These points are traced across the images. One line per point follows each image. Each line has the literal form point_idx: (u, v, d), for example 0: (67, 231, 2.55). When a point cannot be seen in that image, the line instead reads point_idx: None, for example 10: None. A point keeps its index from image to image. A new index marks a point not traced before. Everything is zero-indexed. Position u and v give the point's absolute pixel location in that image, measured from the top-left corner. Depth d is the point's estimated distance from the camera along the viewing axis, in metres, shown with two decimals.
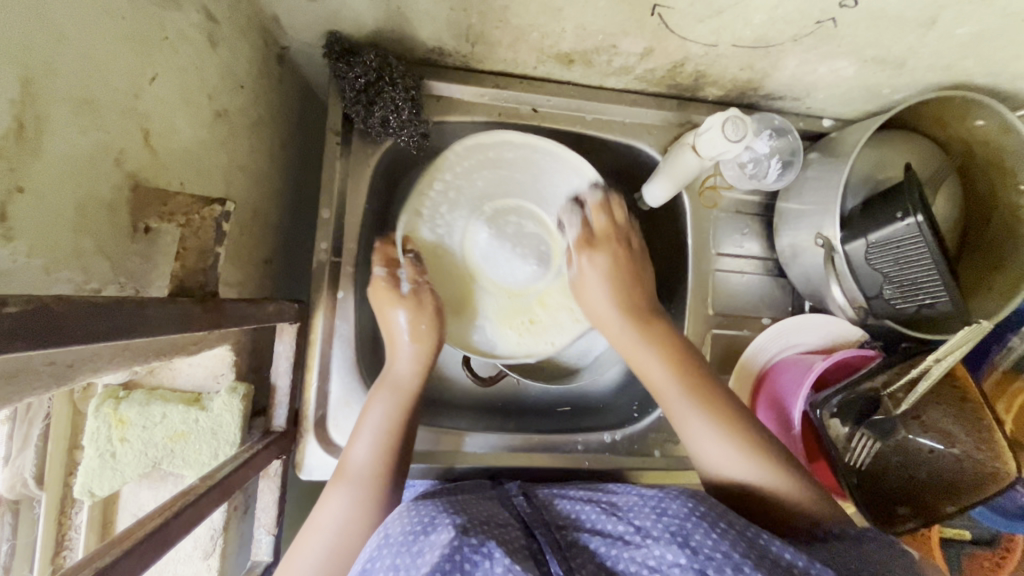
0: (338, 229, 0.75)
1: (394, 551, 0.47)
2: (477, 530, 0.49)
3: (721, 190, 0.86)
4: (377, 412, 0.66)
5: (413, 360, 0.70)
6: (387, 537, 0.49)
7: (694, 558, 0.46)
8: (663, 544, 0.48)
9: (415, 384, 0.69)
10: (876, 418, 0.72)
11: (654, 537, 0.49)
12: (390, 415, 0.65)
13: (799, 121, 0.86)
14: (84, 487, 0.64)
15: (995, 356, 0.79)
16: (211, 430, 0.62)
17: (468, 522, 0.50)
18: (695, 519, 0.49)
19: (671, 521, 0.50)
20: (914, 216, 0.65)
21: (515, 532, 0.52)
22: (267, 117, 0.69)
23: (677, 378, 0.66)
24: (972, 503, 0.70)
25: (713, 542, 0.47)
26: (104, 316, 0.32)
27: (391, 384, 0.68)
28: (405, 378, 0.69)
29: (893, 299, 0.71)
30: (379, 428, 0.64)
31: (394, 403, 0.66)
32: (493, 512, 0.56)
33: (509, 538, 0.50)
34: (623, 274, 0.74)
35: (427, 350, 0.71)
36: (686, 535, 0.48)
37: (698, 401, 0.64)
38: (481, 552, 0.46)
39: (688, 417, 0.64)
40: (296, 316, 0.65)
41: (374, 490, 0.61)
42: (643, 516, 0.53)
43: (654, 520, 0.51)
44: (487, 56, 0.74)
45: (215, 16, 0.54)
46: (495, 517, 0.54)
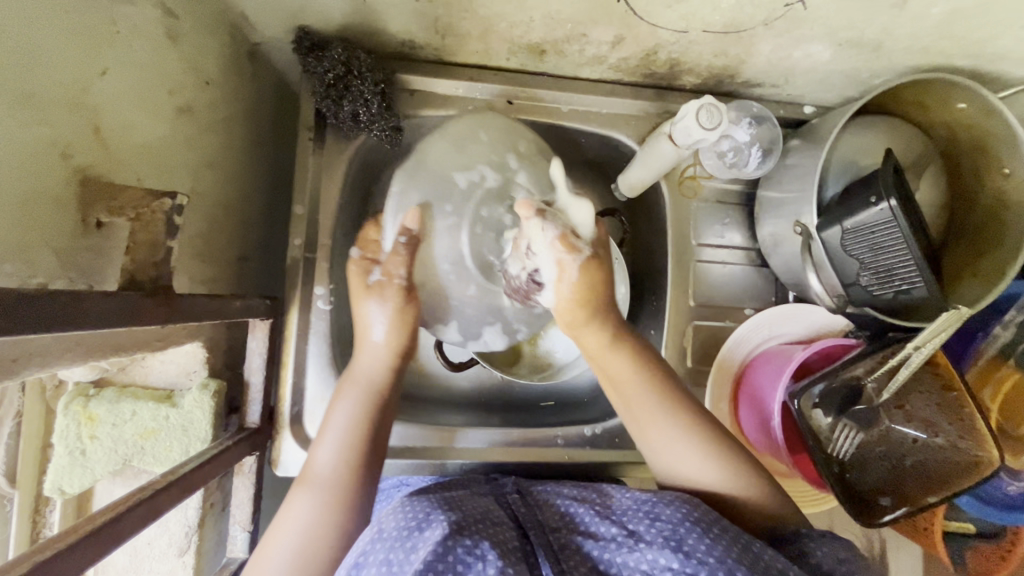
0: (312, 225, 0.75)
1: (387, 545, 0.47)
2: (470, 530, 0.48)
3: (701, 180, 0.85)
4: (343, 409, 0.63)
5: (380, 359, 0.66)
6: (380, 532, 0.49)
7: (687, 563, 0.46)
8: (656, 548, 0.48)
9: (383, 380, 0.66)
10: (857, 408, 0.71)
11: (647, 541, 0.49)
12: (356, 414, 0.63)
13: (779, 108, 0.84)
14: (55, 483, 0.65)
15: (981, 344, 0.78)
16: (182, 426, 0.63)
17: (462, 520, 0.50)
18: (690, 525, 0.50)
19: (664, 526, 0.50)
20: (887, 200, 0.64)
21: (509, 532, 0.51)
22: (237, 112, 0.69)
23: (648, 374, 0.64)
24: (954, 494, 0.67)
25: (706, 548, 0.47)
26: (36, 307, 0.32)
27: (359, 381, 0.65)
28: (372, 376, 0.66)
29: (869, 286, 0.69)
30: (344, 428, 0.62)
31: (362, 399, 0.64)
32: (488, 509, 0.54)
33: (504, 538, 0.49)
34: (603, 294, 0.63)
35: (398, 345, 0.66)
36: (680, 540, 0.48)
37: (668, 403, 0.63)
38: (474, 553, 0.45)
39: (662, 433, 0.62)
40: (268, 312, 0.65)
41: (339, 494, 0.59)
42: (636, 520, 0.52)
43: (649, 524, 0.51)
44: (458, 49, 0.74)
45: (174, 11, 0.54)
46: (489, 515, 0.53)
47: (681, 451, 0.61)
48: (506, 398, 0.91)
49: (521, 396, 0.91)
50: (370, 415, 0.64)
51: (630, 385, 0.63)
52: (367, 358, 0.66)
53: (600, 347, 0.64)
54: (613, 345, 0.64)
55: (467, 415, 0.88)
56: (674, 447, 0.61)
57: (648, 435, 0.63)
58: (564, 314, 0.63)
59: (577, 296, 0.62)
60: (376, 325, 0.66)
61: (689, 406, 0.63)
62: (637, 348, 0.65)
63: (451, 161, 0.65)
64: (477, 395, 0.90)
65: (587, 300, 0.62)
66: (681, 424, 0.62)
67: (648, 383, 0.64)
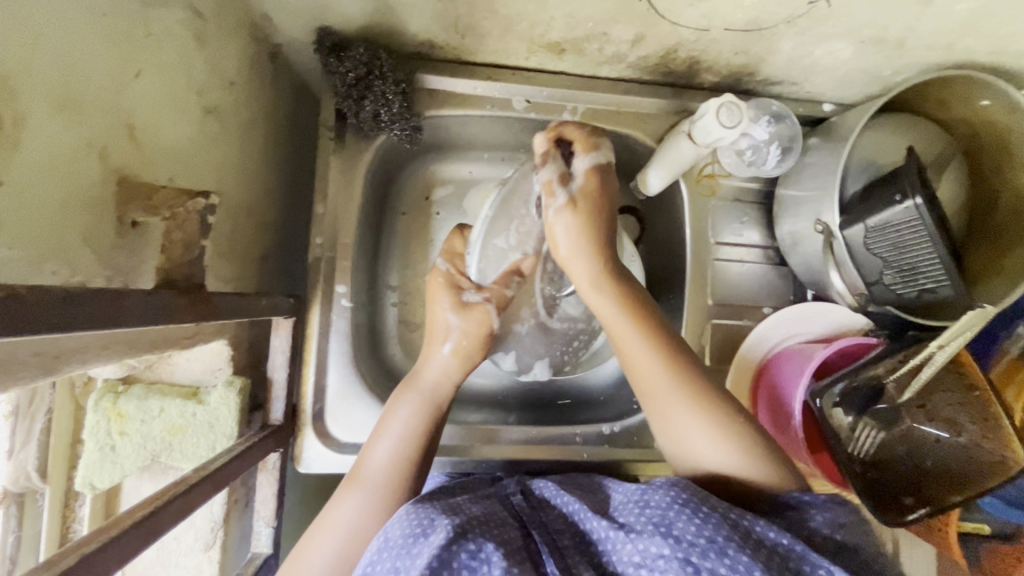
0: (333, 224, 0.76)
1: (395, 553, 0.47)
2: (475, 531, 0.49)
3: (720, 178, 0.85)
4: (402, 413, 0.63)
5: (444, 370, 0.66)
6: (387, 539, 0.49)
7: (677, 547, 0.46)
8: (647, 536, 0.48)
9: (444, 393, 0.65)
10: (879, 407, 0.71)
11: (638, 531, 0.49)
12: (413, 421, 0.62)
13: (798, 106, 0.84)
14: (86, 479, 0.66)
15: (1003, 343, 0.77)
16: (208, 423, 0.63)
17: (466, 522, 0.50)
18: (678, 507, 0.49)
19: (653, 513, 0.49)
20: (912, 199, 0.64)
21: (513, 532, 0.51)
22: (260, 113, 0.70)
23: (641, 321, 0.62)
24: (978, 494, 0.67)
25: (695, 528, 0.47)
26: (81, 305, 0.33)
27: (421, 387, 0.65)
28: (436, 386, 0.65)
29: (893, 285, 0.69)
30: (401, 434, 0.62)
31: (420, 407, 0.63)
32: (492, 509, 0.55)
33: (507, 538, 0.50)
34: (603, 218, 0.64)
35: (462, 365, 0.66)
36: (669, 524, 0.48)
37: (673, 373, 0.60)
38: (478, 557, 0.46)
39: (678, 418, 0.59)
40: (291, 311, 0.66)
41: (391, 499, 0.58)
42: (629, 512, 0.52)
43: (640, 514, 0.50)
44: (478, 48, 0.74)
45: (202, 13, 0.55)
46: (494, 516, 0.53)
47: (688, 425, 0.59)
48: (523, 396, 0.91)
49: (538, 395, 0.91)
50: (427, 421, 0.63)
51: (631, 351, 0.61)
52: (434, 366, 0.66)
53: (588, 282, 0.63)
54: (595, 285, 0.62)
55: (485, 413, 0.89)
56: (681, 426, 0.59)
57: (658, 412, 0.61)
58: (565, 264, 0.63)
59: (581, 221, 0.62)
60: (452, 324, 0.67)
61: (696, 379, 0.60)
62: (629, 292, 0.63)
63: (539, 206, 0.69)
64: (495, 393, 0.91)
65: (587, 237, 0.62)
66: (680, 390, 0.59)
67: (655, 356, 0.61)
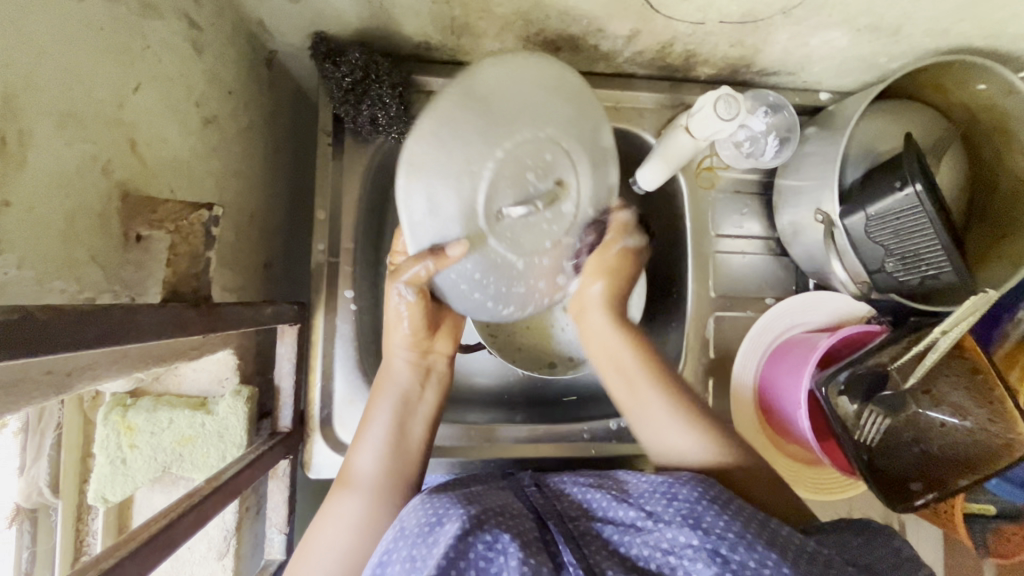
0: (334, 229, 0.76)
1: (410, 542, 0.48)
2: (490, 522, 0.49)
3: (718, 171, 0.86)
4: (381, 408, 0.65)
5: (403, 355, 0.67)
6: (402, 530, 0.50)
7: (706, 539, 0.47)
8: (676, 526, 0.48)
9: (412, 377, 0.67)
10: (884, 394, 0.72)
11: (666, 520, 0.49)
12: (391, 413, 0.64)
13: (795, 96, 0.84)
14: (98, 492, 0.66)
15: (1005, 326, 0.77)
16: (218, 433, 0.64)
17: (481, 513, 0.50)
18: (706, 503, 0.49)
19: (682, 505, 0.50)
20: (913, 185, 0.63)
21: (528, 523, 0.51)
22: (257, 120, 0.70)
23: (648, 360, 0.67)
24: (985, 476, 0.67)
25: (724, 523, 0.48)
26: (94, 323, 0.33)
27: (392, 380, 0.66)
28: (403, 372, 0.67)
29: (896, 272, 0.69)
30: (383, 429, 0.64)
31: (395, 398, 0.65)
32: (506, 501, 0.54)
33: (523, 530, 0.49)
34: (625, 289, 0.71)
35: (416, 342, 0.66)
36: (697, 517, 0.48)
37: (664, 384, 0.66)
38: (495, 548, 0.46)
39: (661, 429, 0.63)
40: (296, 318, 0.67)
41: (388, 489, 0.60)
42: (654, 501, 0.52)
43: (666, 504, 0.51)
44: (474, 48, 0.74)
45: (198, 23, 0.55)
46: (509, 507, 0.53)
47: (657, 418, 0.64)
48: (530, 394, 0.92)
49: (545, 392, 0.92)
50: (402, 411, 0.65)
51: (624, 360, 0.68)
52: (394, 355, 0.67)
53: (600, 329, 0.70)
54: (613, 327, 0.69)
55: (492, 412, 0.89)
56: (657, 414, 0.64)
57: (634, 422, 0.66)
58: (582, 304, 0.71)
59: (603, 279, 0.69)
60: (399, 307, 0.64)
61: (685, 401, 0.64)
62: (639, 339, 0.69)
63: (445, 155, 0.48)
64: (501, 391, 0.91)
65: (617, 280, 0.69)
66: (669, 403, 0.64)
67: (643, 396, 0.65)
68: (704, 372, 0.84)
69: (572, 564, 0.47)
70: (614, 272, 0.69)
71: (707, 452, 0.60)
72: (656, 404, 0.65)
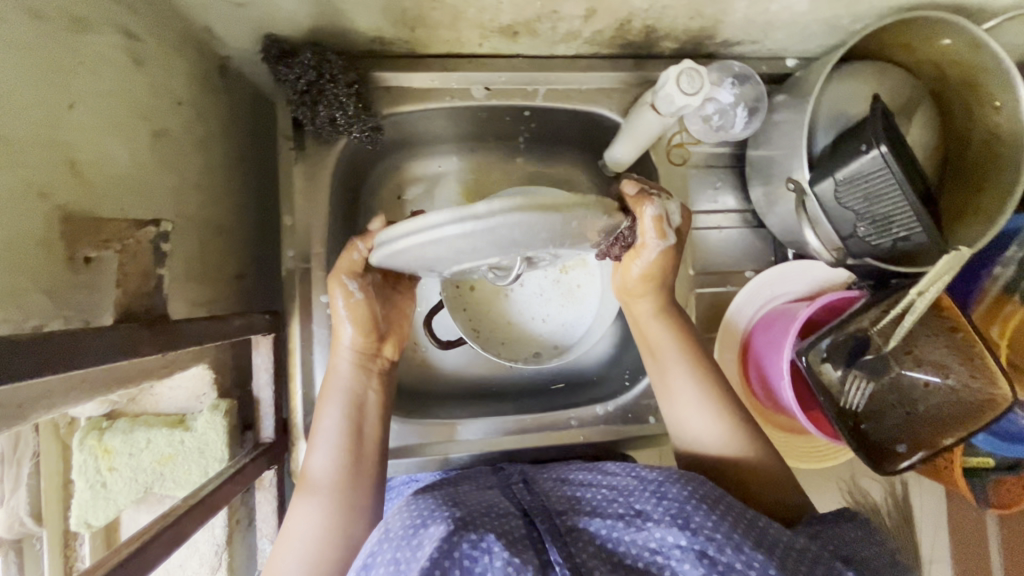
0: (304, 234, 0.75)
1: (395, 544, 0.48)
2: (476, 523, 0.48)
3: (688, 147, 0.85)
4: (330, 414, 0.65)
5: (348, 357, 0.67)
6: (387, 531, 0.50)
7: (694, 539, 0.47)
8: (664, 526, 0.49)
9: (358, 379, 0.67)
10: (867, 359, 0.71)
11: (654, 519, 0.50)
12: (341, 418, 0.65)
13: (762, 64, 0.83)
14: (81, 518, 0.66)
15: (985, 281, 0.76)
16: (198, 449, 0.63)
17: (467, 515, 0.49)
18: (695, 503, 0.50)
19: (671, 504, 0.50)
20: (878, 147, 0.62)
21: (515, 521, 0.51)
22: (213, 129, 0.68)
23: (688, 351, 0.70)
24: (971, 433, 0.66)
25: (713, 523, 0.48)
26: (33, 354, 0.33)
27: (337, 385, 0.66)
28: (347, 376, 0.67)
29: (868, 236, 0.68)
30: (335, 433, 0.64)
31: (343, 402, 0.65)
32: (493, 501, 0.54)
33: (509, 529, 0.49)
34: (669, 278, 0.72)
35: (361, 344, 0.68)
36: (686, 517, 0.49)
37: (700, 373, 0.69)
38: (480, 547, 0.46)
39: (693, 412, 0.67)
40: (269, 328, 0.66)
41: (346, 491, 0.62)
42: (644, 499, 0.52)
43: (656, 503, 0.51)
44: (430, 39, 0.73)
45: (136, 34, 0.53)
46: (496, 507, 0.53)
47: (688, 400, 0.68)
48: (518, 384, 0.92)
49: (532, 381, 0.92)
50: (352, 413, 0.66)
51: (665, 347, 0.71)
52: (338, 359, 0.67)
53: (646, 315, 0.73)
54: (657, 314, 0.72)
55: (481, 405, 0.89)
56: (687, 399, 0.68)
57: (665, 401, 0.70)
58: (626, 283, 0.72)
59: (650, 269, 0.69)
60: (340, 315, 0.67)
61: (723, 391, 0.68)
62: (681, 326, 0.72)
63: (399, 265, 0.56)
64: (489, 384, 0.91)
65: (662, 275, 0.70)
66: (705, 393, 0.68)
67: (678, 381, 0.69)
68: None
69: (559, 562, 0.47)
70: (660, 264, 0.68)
71: (729, 446, 0.64)
72: (687, 390, 0.68)
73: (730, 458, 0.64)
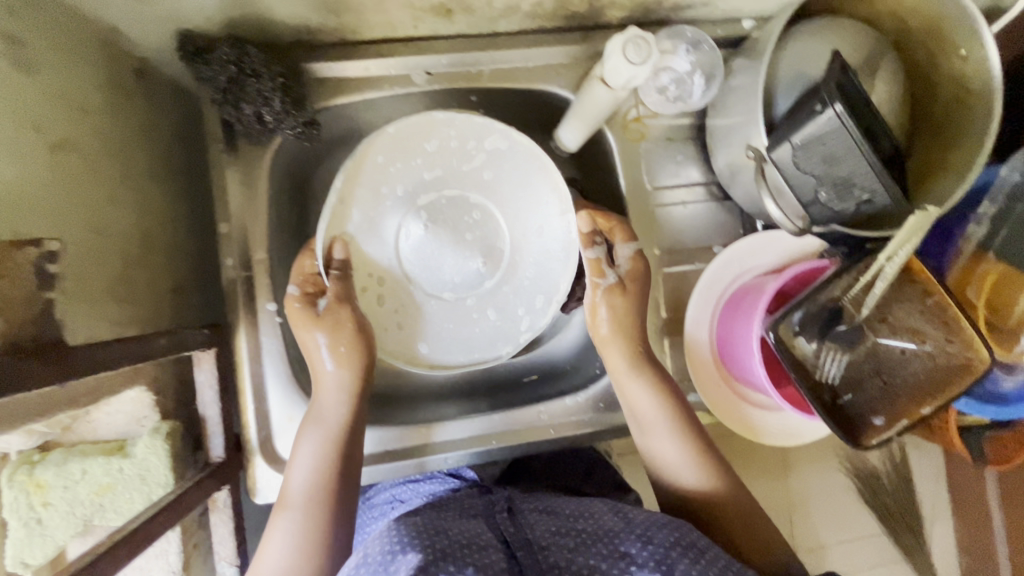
0: (244, 242, 0.72)
1: (371, 569, 0.48)
2: (455, 558, 0.47)
3: (647, 120, 0.80)
4: (306, 449, 0.65)
5: (336, 391, 0.67)
6: (365, 556, 0.49)
7: None
8: (647, 571, 0.50)
9: (341, 414, 0.67)
10: (840, 330, 0.68)
11: (639, 563, 0.50)
12: (320, 453, 0.64)
13: (717, 27, 0.79)
14: (13, 561, 0.58)
15: (959, 240, 0.73)
16: (139, 476, 0.60)
17: (446, 548, 0.48)
18: (680, 550, 0.51)
19: (656, 549, 0.51)
20: (833, 106, 0.57)
21: (495, 555, 0.49)
22: (131, 137, 0.64)
23: (662, 394, 0.71)
24: (947, 399, 0.64)
25: (695, 573, 0.50)
26: None
27: (320, 419, 0.66)
28: (331, 411, 0.66)
29: (830, 202, 0.64)
30: (314, 462, 0.64)
31: (325, 438, 0.65)
32: (475, 531, 0.52)
33: (487, 564, 0.47)
34: (637, 325, 0.74)
35: (350, 376, 0.68)
36: (670, 564, 0.50)
37: (673, 417, 0.70)
38: None
39: (667, 451, 0.69)
40: (207, 343, 0.63)
41: (320, 512, 0.62)
42: (627, 539, 0.52)
43: (641, 546, 0.52)
44: (360, 24, 0.68)
45: (21, 39, 0.49)
46: (477, 539, 0.51)
47: (663, 441, 0.70)
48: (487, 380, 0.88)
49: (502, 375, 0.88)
50: (332, 448, 0.65)
51: (637, 395, 0.71)
52: (324, 393, 0.67)
53: (620, 363, 0.73)
54: (634, 370, 0.72)
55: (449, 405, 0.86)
56: (662, 440, 0.70)
57: (643, 438, 0.71)
58: (597, 328, 0.74)
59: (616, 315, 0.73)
60: (326, 353, 0.67)
61: (694, 431, 0.70)
62: (655, 370, 0.72)
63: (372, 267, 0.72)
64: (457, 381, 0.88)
65: (626, 322, 0.73)
66: (677, 435, 0.69)
67: (656, 423, 0.70)
68: (659, 332, 0.81)
69: None
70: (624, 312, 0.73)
71: (703, 486, 0.67)
72: (662, 434, 0.70)
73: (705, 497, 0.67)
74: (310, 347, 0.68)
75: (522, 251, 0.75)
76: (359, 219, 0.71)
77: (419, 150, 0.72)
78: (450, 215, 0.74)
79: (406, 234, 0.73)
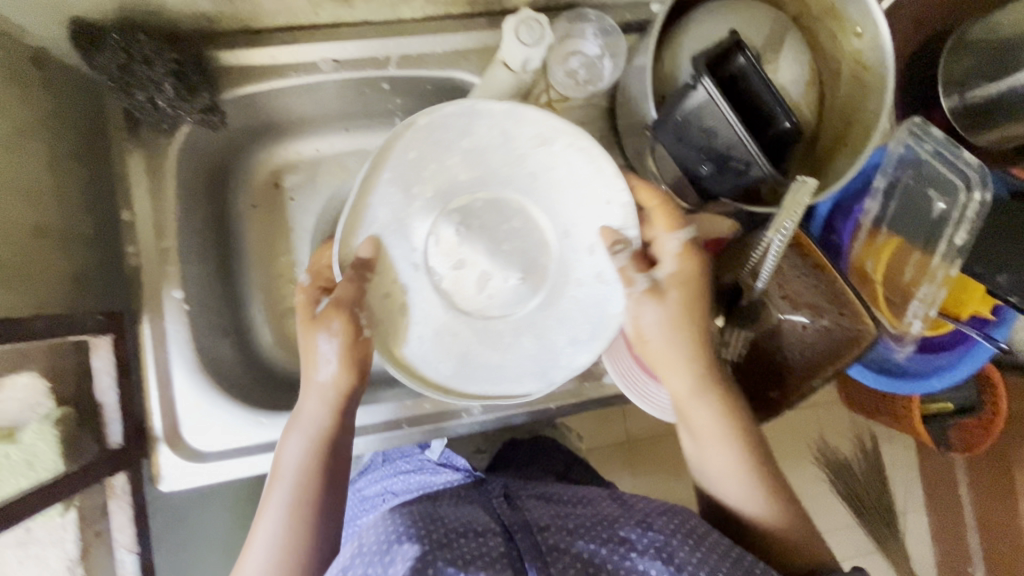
0: (149, 231, 0.72)
1: (367, 560, 0.51)
2: (453, 546, 0.50)
3: (557, 104, 0.79)
4: (294, 444, 0.63)
5: (328, 396, 0.63)
6: (360, 547, 0.53)
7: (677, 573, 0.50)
8: (648, 557, 0.52)
9: (327, 422, 0.63)
10: (740, 305, 0.70)
11: (638, 550, 0.53)
12: (308, 457, 0.62)
13: (626, 11, 0.79)
14: None
15: (859, 216, 0.76)
16: (26, 461, 0.61)
17: (443, 537, 0.51)
18: (681, 538, 0.53)
19: (655, 536, 0.54)
20: (702, 80, 0.59)
21: (495, 540, 0.53)
22: (26, 127, 0.64)
23: (720, 400, 0.65)
24: (834, 369, 0.66)
25: (694, 558, 0.52)
26: None
27: (302, 424, 0.63)
28: (318, 416, 0.63)
29: (712, 174, 0.64)
30: (300, 464, 0.62)
31: (311, 437, 0.63)
32: (473, 517, 0.56)
33: (484, 550, 0.51)
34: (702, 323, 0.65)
35: (349, 381, 0.63)
36: (671, 551, 0.52)
37: (729, 426, 0.64)
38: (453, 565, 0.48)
39: (711, 456, 0.65)
40: (100, 330, 0.64)
41: (309, 513, 0.61)
42: (628, 526, 0.55)
43: (641, 533, 0.54)
44: (259, 12, 0.69)
45: None
46: (474, 524, 0.55)
47: (712, 447, 0.65)
48: None
49: None
50: (320, 451, 0.63)
51: (688, 404, 0.65)
52: (312, 397, 0.63)
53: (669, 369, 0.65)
54: (696, 390, 0.64)
55: None
56: (710, 447, 0.65)
57: (685, 436, 0.67)
58: (640, 335, 0.66)
59: (671, 318, 0.64)
60: (324, 351, 0.62)
61: (746, 440, 0.65)
62: (714, 373, 0.65)
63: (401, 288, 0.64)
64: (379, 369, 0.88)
65: (685, 319, 0.64)
66: (726, 442, 0.64)
67: (709, 431, 0.65)
68: None
69: None
70: (686, 313, 0.64)
71: (745, 494, 0.64)
72: (710, 441, 0.65)
73: (748, 506, 0.64)
74: (313, 350, 0.63)
75: (568, 270, 0.67)
76: (383, 215, 0.64)
77: (457, 145, 0.65)
78: (492, 221, 0.67)
79: (432, 244, 0.66)
